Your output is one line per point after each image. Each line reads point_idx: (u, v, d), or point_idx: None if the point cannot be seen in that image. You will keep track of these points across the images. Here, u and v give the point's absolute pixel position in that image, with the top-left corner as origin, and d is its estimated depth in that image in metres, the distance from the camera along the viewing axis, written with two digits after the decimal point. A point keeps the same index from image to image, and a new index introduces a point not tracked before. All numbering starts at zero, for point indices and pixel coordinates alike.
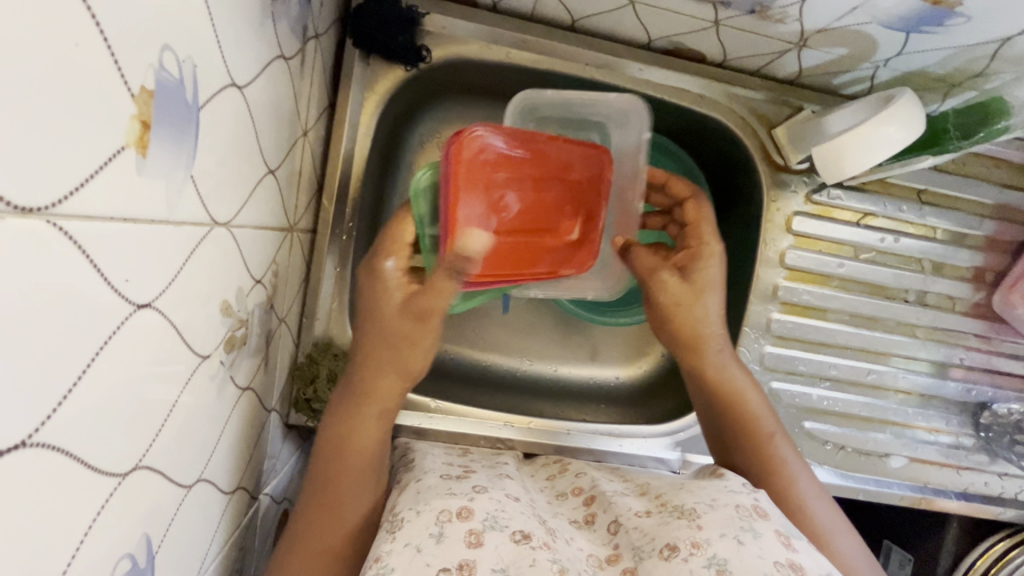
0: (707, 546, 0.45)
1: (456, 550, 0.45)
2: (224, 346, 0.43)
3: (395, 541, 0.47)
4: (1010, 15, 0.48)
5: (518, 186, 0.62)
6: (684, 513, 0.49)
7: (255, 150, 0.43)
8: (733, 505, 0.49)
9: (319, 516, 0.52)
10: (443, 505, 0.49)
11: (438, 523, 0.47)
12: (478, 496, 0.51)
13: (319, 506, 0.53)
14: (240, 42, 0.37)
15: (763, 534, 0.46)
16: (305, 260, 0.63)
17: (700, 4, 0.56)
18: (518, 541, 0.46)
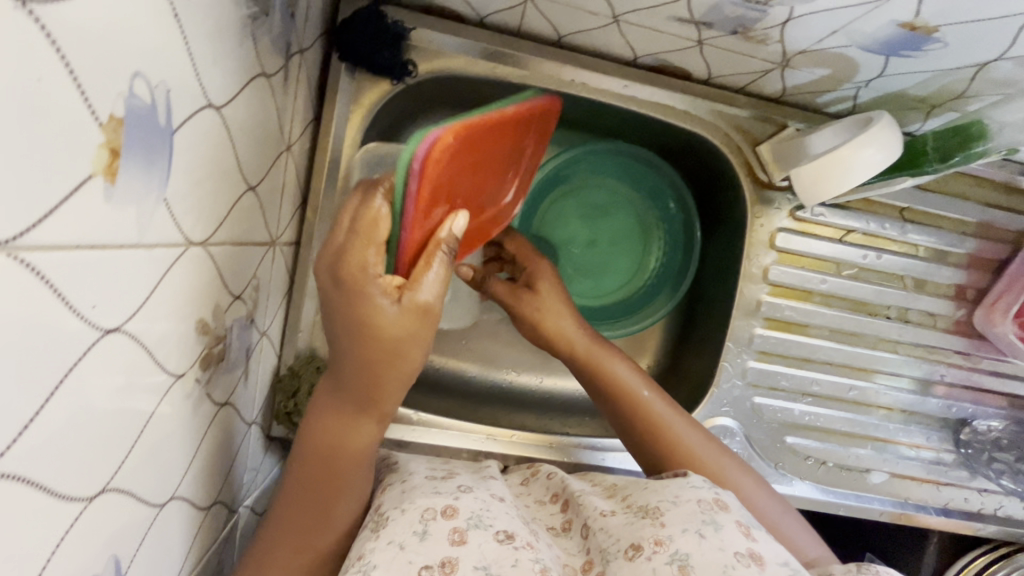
0: (669, 542, 0.46)
1: (439, 548, 0.45)
2: (200, 364, 0.43)
3: (379, 539, 0.47)
4: (986, 41, 0.48)
5: (463, 172, 0.51)
6: (649, 512, 0.49)
7: (235, 167, 0.44)
8: (695, 499, 0.50)
9: (305, 518, 0.51)
10: (428, 503, 0.49)
11: (422, 521, 0.47)
12: (464, 495, 0.51)
13: (305, 508, 0.51)
14: (217, 62, 0.37)
15: (724, 526, 0.47)
16: (288, 272, 0.63)
17: (683, 24, 0.56)
18: (501, 540, 0.46)
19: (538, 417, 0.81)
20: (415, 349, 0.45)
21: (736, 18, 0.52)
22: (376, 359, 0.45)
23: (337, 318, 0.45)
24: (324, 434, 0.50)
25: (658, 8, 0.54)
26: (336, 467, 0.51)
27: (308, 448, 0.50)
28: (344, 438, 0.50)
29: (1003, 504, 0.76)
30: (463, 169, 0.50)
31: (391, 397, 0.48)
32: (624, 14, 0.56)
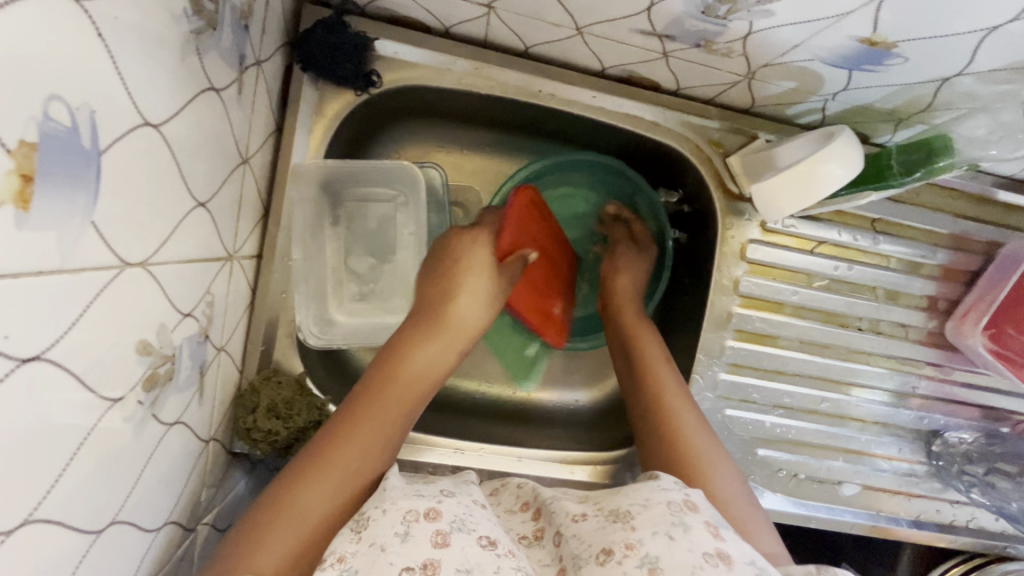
0: (640, 546, 0.44)
1: (421, 549, 0.42)
2: (144, 385, 0.42)
3: (360, 542, 0.44)
4: (946, 57, 0.48)
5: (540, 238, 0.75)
6: (620, 516, 0.47)
7: (180, 184, 0.43)
8: (665, 502, 0.48)
9: (357, 437, 0.52)
10: (409, 505, 0.46)
11: (404, 522, 0.44)
12: (447, 499, 0.48)
13: (359, 425, 0.53)
14: (153, 79, 0.37)
15: (693, 528, 0.45)
16: (249, 286, 0.62)
17: (646, 37, 0.55)
18: (484, 545, 0.44)
19: (510, 428, 0.80)
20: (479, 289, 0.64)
21: (697, 31, 0.52)
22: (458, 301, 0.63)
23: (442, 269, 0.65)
24: (409, 357, 0.58)
25: (620, 21, 0.53)
26: (403, 393, 0.56)
27: (387, 370, 0.57)
28: (420, 364, 0.58)
29: (974, 515, 0.76)
30: (544, 247, 0.76)
31: (462, 330, 0.62)
32: (587, 26, 0.56)
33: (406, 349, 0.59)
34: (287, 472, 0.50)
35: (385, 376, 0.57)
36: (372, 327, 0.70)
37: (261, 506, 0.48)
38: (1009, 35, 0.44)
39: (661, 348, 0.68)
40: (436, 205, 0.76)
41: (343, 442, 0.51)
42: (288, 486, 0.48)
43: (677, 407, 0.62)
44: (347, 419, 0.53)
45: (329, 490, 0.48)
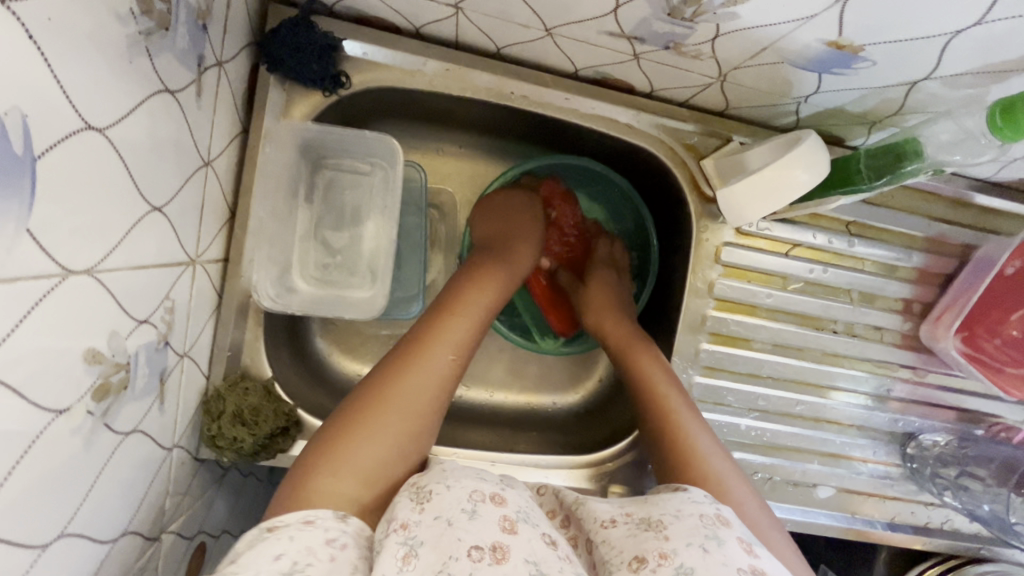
0: (674, 555, 0.43)
1: (489, 531, 0.42)
2: (94, 395, 0.41)
3: (423, 513, 0.44)
4: (913, 60, 0.47)
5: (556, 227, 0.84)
6: (651, 524, 0.46)
7: (130, 188, 0.42)
8: (697, 514, 0.47)
9: (438, 349, 0.58)
10: (474, 486, 0.46)
11: (470, 501, 0.44)
12: (509, 489, 0.48)
13: (436, 340, 0.58)
14: (96, 82, 0.36)
15: (727, 542, 0.44)
16: (217, 289, 0.61)
17: (615, 38, 0.55)
18: (548, 543, 0.43)
19: (486, 432, 0.80)
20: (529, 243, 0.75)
21: (665, 33, 0.51)
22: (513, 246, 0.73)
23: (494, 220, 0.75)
24: (475, 285, 0.65)
25: (588, 22, 0.53)
26: (473, 312, 0.63)
27: (455, 295, 0.64)
28: (487, 292, 0.66)
29: (949, 517, 0.77)
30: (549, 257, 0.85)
31: (516, 269, 0.71)
32: (556, 26, 0.55)
33: (473, 278, 0.67)
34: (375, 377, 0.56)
35: (453, 300, 0.63)
36: (338, 300, 0.67)
37: (355, 407, 0.53)
38: (973, 38, 0.43)
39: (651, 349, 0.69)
40: (415, 207, 0.76)
41: (425, 354, 0.57)
42: (381, 388, 0.54)
43: (670, 405, 0.62)
44: (425, 333, 0.59)
45: (424, 393, 0.55)
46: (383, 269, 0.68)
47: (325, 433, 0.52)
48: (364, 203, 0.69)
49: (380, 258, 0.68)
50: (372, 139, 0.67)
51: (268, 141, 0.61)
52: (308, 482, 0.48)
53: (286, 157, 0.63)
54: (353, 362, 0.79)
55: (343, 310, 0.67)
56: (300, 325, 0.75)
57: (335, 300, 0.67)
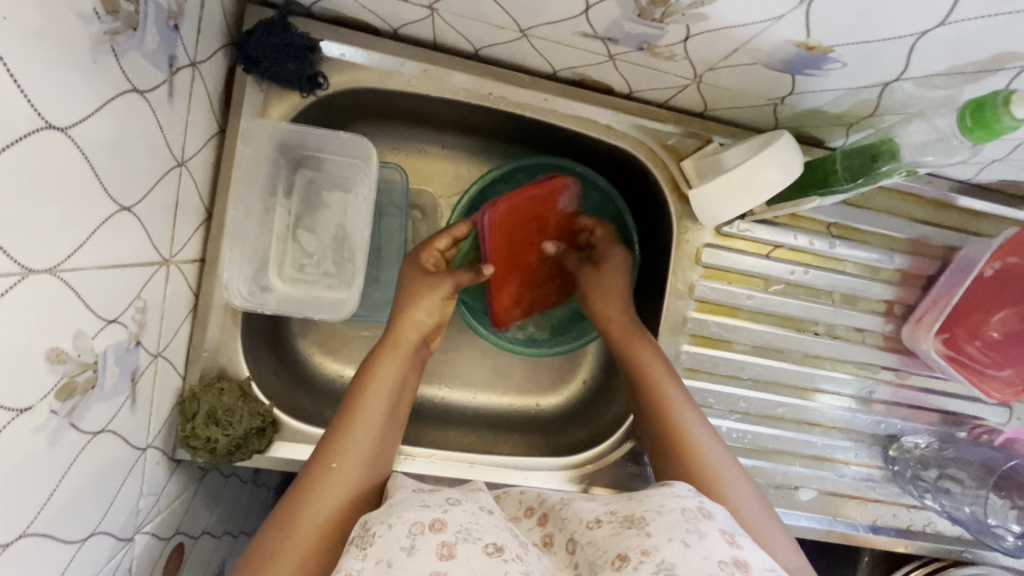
0: (656, 551, 0.42)
1: (427, 562, 0.41)
2: (58, 394, 0.40)
3: (366, 559, 0.43)
4: (883, 61, 0.48)
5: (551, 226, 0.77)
6: (634, 522, 0.46)
7: (97, 187, 0.42)
8: (679, 508, 0.46)
9: (330, 462, 0.54)
10: (415, 517, 0.45)
11: (410, 535, 0.43)
12: (452, 507, 0.46)
13: (330, 452, 0.55)
14: (56, 80, 0.36)
15: (708, 535, 0.44)
16: (193, 290, 0.61)
17: (589, 39, 0.55)
18: (490, 553, 0.42)
19: (467, 434, 0.80)
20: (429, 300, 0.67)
21: (637, 34, 0.51)
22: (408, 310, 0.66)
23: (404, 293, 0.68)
24: (369, 375, 0.61)
25: (561, 24, 0.53)
26: (371, 398, 0.59)
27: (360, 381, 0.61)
28: (380, 377, 0.60)
29: (932, 520, 0.76)
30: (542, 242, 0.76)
31: (411, 339, 0.65)
32: (530, 28, 0.55)
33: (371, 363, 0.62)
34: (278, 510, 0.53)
35: (351, 400, 0.59)
36: (308, 300, 0.66)
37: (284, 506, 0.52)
38: (939, 39, 0.43)
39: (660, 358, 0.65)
40: (396, 208, 0.76)
41: (319, 473, 0.54)
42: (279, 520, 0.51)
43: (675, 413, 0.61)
44: (322, 447, 0.56)
45: (323, 498, 0.52)
46: (357, 270, 0.68)
47: (264, 532, 0.51)
48: (343, 205, 0.69)
49: (355, 258, 0.68)
50: (350, 142, 0.67)
51: (242, 143, 0.61)
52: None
53: (265, 158, 0.63)
54: (334, 364, 0.79)
55: (314, 311, 0.66)
56: (281, 326, 0.75)
57: (309, 301, 0.66)
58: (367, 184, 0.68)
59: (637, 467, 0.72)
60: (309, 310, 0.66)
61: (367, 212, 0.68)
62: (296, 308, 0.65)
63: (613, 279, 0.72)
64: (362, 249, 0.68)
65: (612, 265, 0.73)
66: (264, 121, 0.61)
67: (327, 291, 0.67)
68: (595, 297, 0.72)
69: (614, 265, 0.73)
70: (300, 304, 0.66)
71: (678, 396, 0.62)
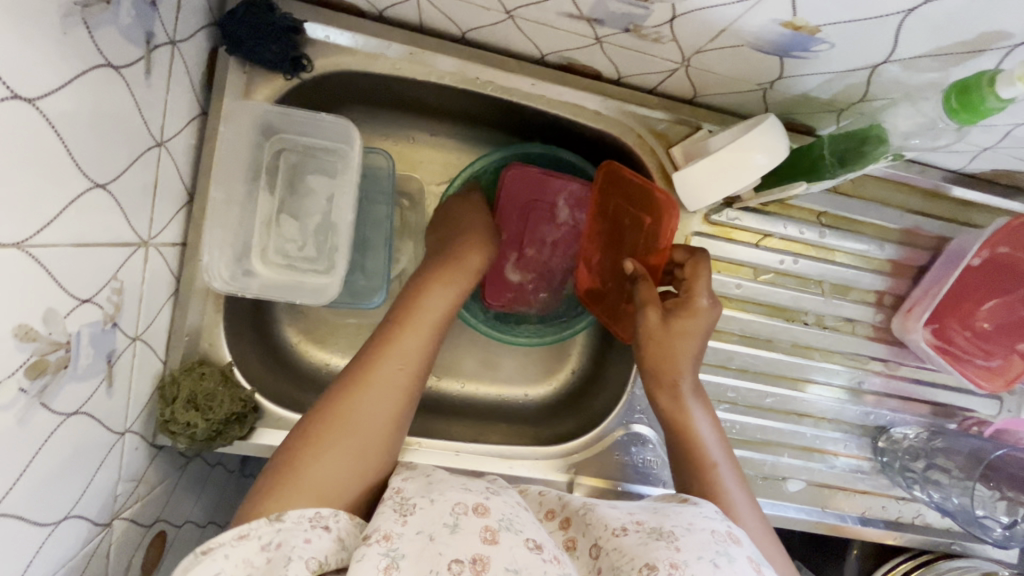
0: (686, 567, 0.42)
1: (470, 543, 0.41)
2: (27, 372, 0.40)
3: (406, 526, 0.44)
4: (870, 42, 0.47)
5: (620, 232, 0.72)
6: (663, 534, 0.45)
7: (68, 162, 0.41)
8: (708, 530, 0.46)
9: (384, 376, 0.55)
10: (459, 498, 0.46)
11: (453, 514, 0.44)
12: (493, 497, 0.47)
13: (387, 364, 0.56)
14: (23, 50, 0.35)
15: (737, 560, 0.44)
16: (174, 273, 0.60)
17: (574, 20, 0.54)
18: (531, 548, 0.42)
19: (454, 424, 0.79)
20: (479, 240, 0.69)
21: (622, 15, 0.51)
22: (461, 247, 0.67)
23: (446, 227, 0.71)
24: (424, 303, 0.62)
25: (545, 4, 0.52)
26: (432, 312, 0.61)
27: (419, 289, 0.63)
28: (436, 310, 0.61)
29: (921, 512, 0.76)
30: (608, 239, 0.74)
31: (477, 267, 0.67)
32: (515, 9, 0.54)
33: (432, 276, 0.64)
34: (315, 413, 0.54)
35: (411, 306, 0.61)
36: (292, 286, 0.65)
37: (341, 388, 0.55)
38: (926, 17, 0.42)
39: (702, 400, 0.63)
40: (384, 195, 0.75)
41: (373, 383, 0.55)
42: (322, 424, 0.52)
43: (694, 432, 0.61)
44: (373, 358, 0.56)
45: (381, 391, 0.55)
46: (343, 256, 0.67)
47: (318, 409, 0.53)
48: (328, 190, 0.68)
49: (338, 244, 0.67)
50: (334, 126, 0.66)
51: (224, 124, 0.60)
52: (249, 517, 0.47)
53: (249, 141, 0.63)
54: (320, 352, 0.79)
55: (296, 295, 0.65)
56: (266, 313, 0.75)
57: (293, 287, 0.65)
58: (353, 169, 0.67)
59: (625, 457, 0.71)
60: (293, 296, 0.65)
61: (353, 196, 0.68)
62: (279, 294, 0.64)
63: (685, 327, 0.61)
64: (348, 234, 0.67)
65: (686, 326, 0.61)
66: (247, 102, 0.60)
67: (312, 278, 0.66)
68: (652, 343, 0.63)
69: (688, 327, 0.61)
70: (282, 289, 0.65)
71: (698, 417, 0.62)
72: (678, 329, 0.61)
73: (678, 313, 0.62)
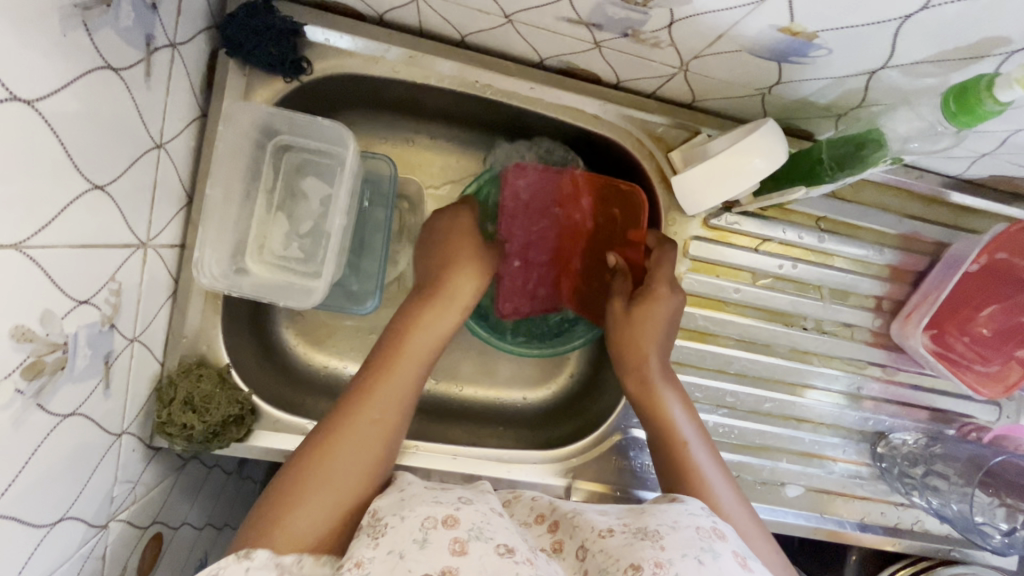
0: (669, 565, 0.41)
1: (439, 557, 0.41)
2: (24, 373, 0.40)
3: (377, 547, 0.43)
4: (868, 48, 0.47)
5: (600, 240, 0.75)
6: (648, 534, 0.45)
7: (67, 164, 0.41)
8: (693, 527, 0.46)
9: (363, 419, 0.55)
10: (428, 512, 0.45)
11: (422, 529, 0.44)
12: (465, 506, 0.47)
13: (371, 402, 0.56)
14: (23, 53, 0.35)
15: (722, 555, 0.43)
16: (172, 276, 0.60)
17: (573, 25, 0.54)
18: (502, 553, 0.42)
19: (452, 427, 0.79)
20: (471, 268, 0.67)
21: (621, 19, 0.51)
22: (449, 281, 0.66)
23: (433, 257, 0.69)
24: (412, 334, 0.61)
25: (543, 8, 0.52)
26: (421, 340, 0.61)
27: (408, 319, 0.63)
28: (423, 341, 0.61)
29: (919, 518, 0.76)
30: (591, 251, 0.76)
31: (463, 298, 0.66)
32: (514, 13, 0.55)
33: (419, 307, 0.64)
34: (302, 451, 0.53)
35: (396, 339, 0.61)
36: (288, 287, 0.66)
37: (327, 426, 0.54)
38: (923, 23, 0.43)
39: (678, 389, 0.64)
40: (383, 197, 0.75)
41: (354, 425, 0.54)
42: (305, 461, 0.52)
43: (666, 416, 0.62)
44: (359, 396, 0.56)
45: (366, 432, 0.54)
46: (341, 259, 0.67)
47: (300, 452, 0.53)
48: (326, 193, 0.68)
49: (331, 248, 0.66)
50: (327, 128, 0.65)
51: (222, 124, 0.60)
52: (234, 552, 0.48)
53: (249, 143, 0.63)
54: (319, 354, 0.79)
55: (286, 297, 0.65)
56: (264, 315, 0.75)
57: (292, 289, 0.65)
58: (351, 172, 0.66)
59: (623, 461, 0.71)
60: (290, 300, 0.65)
61: (352, 197, 0.68)
62: (274, 295, 0.64)
63: (646, 313, 0.65)
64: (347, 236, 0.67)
65: (648, 308, 0.65)
66: (246, 103, 0.60)
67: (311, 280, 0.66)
68: (624, 328, 0.66)
69: (650, 312, 0.65)
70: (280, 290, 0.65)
71: (669, 397, 0.63)
72: (643, 308, 0.65)
73: (640, 301, 0.65)
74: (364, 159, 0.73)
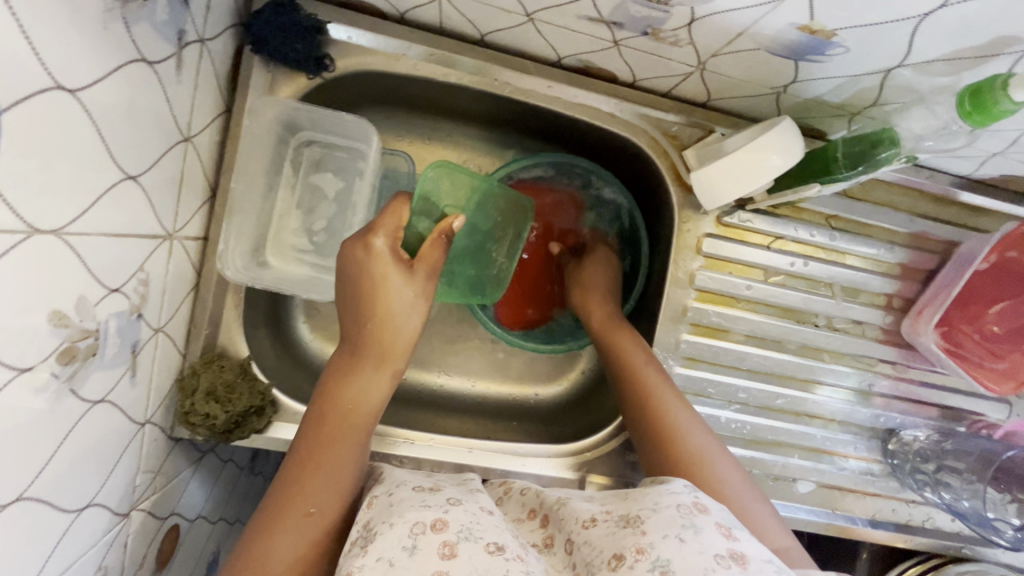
0: (651, 549, 0.42)
1: (428, 562, 0.42)
2: (59, 358, 0.40)
3: (367, 556, 0.44)
4: (885, 47, 0.48)
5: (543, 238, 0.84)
6: (629, 521, 0.45)
7: (103, 152, 0.42)
8: (674, 505, 0.46)
9: (325, 460, 0.54)
10: (417, 517, 0.46)
11: (411, 536, 0.44)
12: (453, 508, 0.47)
13: (331, 442, 0.55)
14: (68, 45, 0.36)
15: (703, 529, 0.43)
16: (194, 269, 0.61)
17: (595, 24, 0.55)
18: (492, 552, 0.43)
19: (466, 422, 0.80)
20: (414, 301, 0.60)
21: (643, 18, 0.52)
22: (377, 329, 0.59)
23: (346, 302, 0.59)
24: (356, 382, 0.58)
25: (566, 7, 0.53)
26: (371, 369, 0.58)
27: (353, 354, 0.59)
28: (367, 389, 0.58)
29: (930, 515, 0.76)
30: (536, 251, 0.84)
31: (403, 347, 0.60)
32: (536, 12, 0.56)
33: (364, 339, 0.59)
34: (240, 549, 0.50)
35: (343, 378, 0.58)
36: (308, 281, 0.67)
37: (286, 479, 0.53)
38: (941, 22, 0.44)
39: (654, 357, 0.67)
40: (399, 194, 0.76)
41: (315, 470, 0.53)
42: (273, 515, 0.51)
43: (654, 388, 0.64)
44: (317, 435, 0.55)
45: (322, 474, 0.53)
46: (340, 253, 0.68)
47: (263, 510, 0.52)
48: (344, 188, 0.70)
49: None
50: (345, 123, 0.66)
51: (246, 119, 0.61)
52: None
53: (271, 138, 0.64)
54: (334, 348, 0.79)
55: (306, 291, 0.67)
56: (282, 309, 0.75)
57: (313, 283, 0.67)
58: (370, 168, 0.67)
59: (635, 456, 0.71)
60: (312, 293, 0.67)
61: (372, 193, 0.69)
62: (301, 289, 0.67)
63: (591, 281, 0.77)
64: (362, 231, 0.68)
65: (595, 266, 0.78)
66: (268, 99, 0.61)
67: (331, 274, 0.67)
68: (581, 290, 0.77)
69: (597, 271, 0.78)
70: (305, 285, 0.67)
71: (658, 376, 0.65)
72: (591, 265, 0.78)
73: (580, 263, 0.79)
74: (382, 156, 0.74)
